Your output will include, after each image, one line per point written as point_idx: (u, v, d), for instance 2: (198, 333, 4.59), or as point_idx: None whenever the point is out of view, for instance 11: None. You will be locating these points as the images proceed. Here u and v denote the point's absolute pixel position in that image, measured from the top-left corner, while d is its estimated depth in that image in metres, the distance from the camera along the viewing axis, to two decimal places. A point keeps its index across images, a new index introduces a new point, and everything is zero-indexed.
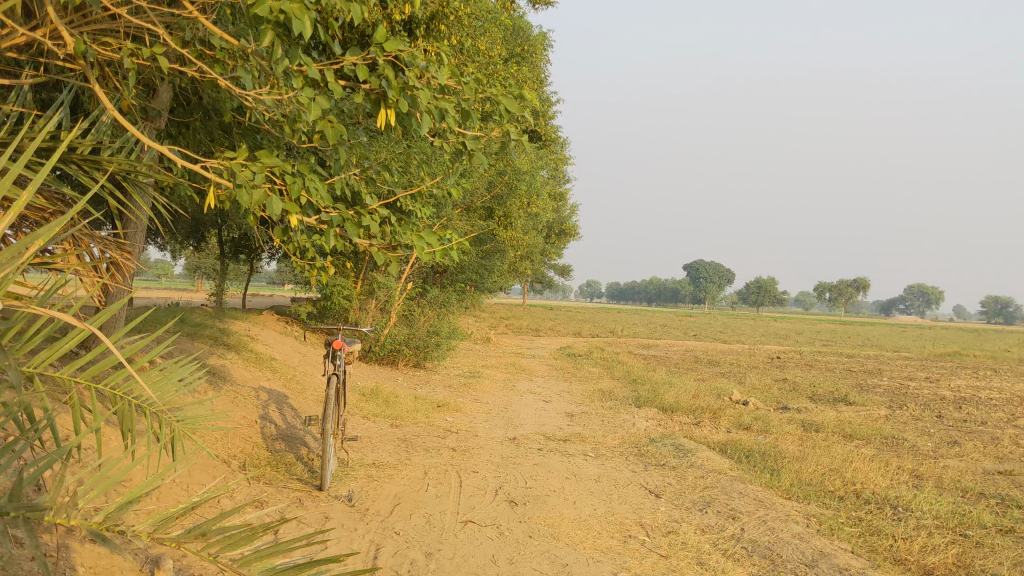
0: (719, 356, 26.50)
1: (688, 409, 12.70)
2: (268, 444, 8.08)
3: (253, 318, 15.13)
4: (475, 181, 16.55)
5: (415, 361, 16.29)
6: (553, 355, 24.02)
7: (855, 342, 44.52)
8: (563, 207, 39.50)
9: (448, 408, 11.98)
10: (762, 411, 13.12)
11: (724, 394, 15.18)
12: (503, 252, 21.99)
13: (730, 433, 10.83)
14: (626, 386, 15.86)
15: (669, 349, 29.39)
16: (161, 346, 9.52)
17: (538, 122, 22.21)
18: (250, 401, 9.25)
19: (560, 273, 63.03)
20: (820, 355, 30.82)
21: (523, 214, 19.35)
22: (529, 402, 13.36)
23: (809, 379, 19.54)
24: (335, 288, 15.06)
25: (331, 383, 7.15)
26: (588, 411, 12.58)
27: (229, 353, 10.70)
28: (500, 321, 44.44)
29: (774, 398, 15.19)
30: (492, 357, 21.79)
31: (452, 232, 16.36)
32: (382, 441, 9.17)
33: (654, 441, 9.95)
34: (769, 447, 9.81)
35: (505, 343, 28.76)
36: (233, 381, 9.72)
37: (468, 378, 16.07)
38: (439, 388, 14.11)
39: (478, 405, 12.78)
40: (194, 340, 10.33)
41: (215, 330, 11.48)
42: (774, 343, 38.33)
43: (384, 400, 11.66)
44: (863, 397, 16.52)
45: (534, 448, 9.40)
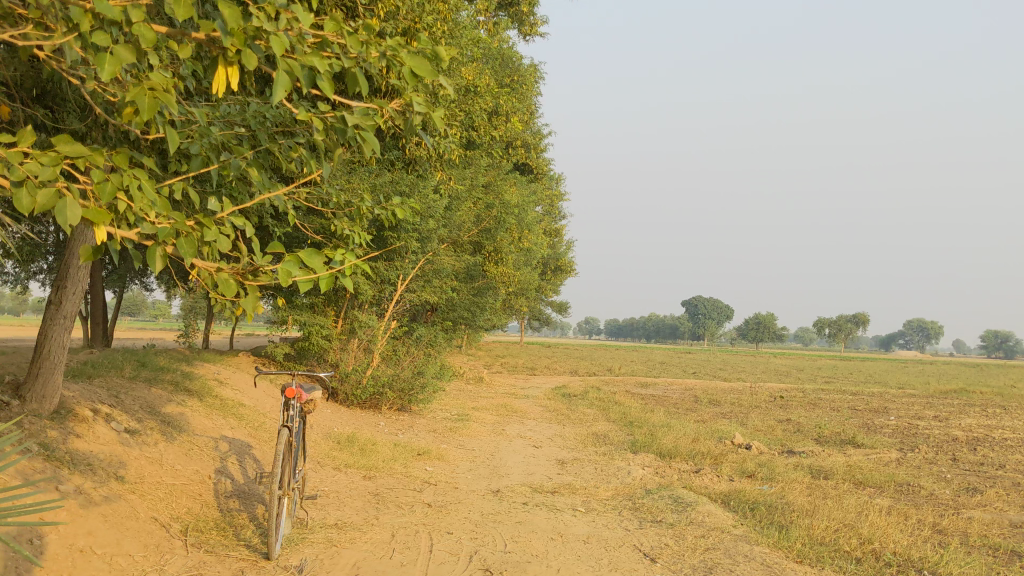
0: (719, 395, 25.75)
1: (687, 455, 11.90)
2: (220, 503, 7.32)
3: (227, 360, 14.37)
4: (460, 215, 15.79)
5: (399, 403, 15.49)
6: (548, 395, 23.28)
7: (858, 379, 43.70)
8: (558, 243, 38.86)
9: (429, 455, 11.18)
10: (766, 456, 12.32)
11: (725, 436, 14.37)
12: (494, 288, 21.29)
13: (732, 482, 10.03)
14: (622, 429, 15.07)
15: (668, 388, 28.69)
16: (110, 394, 8.78)
17: (529, 155, 21.60)
18: (207, 453, 8.50)
19: (559, 312, 62.56)
20: (824, 392, 30.06)
21: (514, 249, 18.67)
22: (518, 448, 12.55)
23: (813, 419, 18.76)
24: (313, 328, 14.24)
25: (281, 437, 6.26)
26: (580, 458, 11.77)
27: (191, 400, 9.91)
28: (497, 360, 43.78)
29: (778, 441, 14.39)
30: (485, 398, 20.99)
31: (436, 269, 15.58)
32: (351, 497, 8.35)
33: (650, 492, 9.15)
34: (775, 499, 9.00)
35: (501, 382, 28.03)
36: (191, 431, 8.92)
37: (456, 421, 15.29)
38: (423, 433, 13.29)
39: (462, 451, 11.96)
40: (151, 387, 9.56)
41: (178, 374, 10.70)
42: (776, 381, 37.59)
43: (359, 448, 10.85)
44: (870, 438, 15.71)
45: (518, 501, 8.59)
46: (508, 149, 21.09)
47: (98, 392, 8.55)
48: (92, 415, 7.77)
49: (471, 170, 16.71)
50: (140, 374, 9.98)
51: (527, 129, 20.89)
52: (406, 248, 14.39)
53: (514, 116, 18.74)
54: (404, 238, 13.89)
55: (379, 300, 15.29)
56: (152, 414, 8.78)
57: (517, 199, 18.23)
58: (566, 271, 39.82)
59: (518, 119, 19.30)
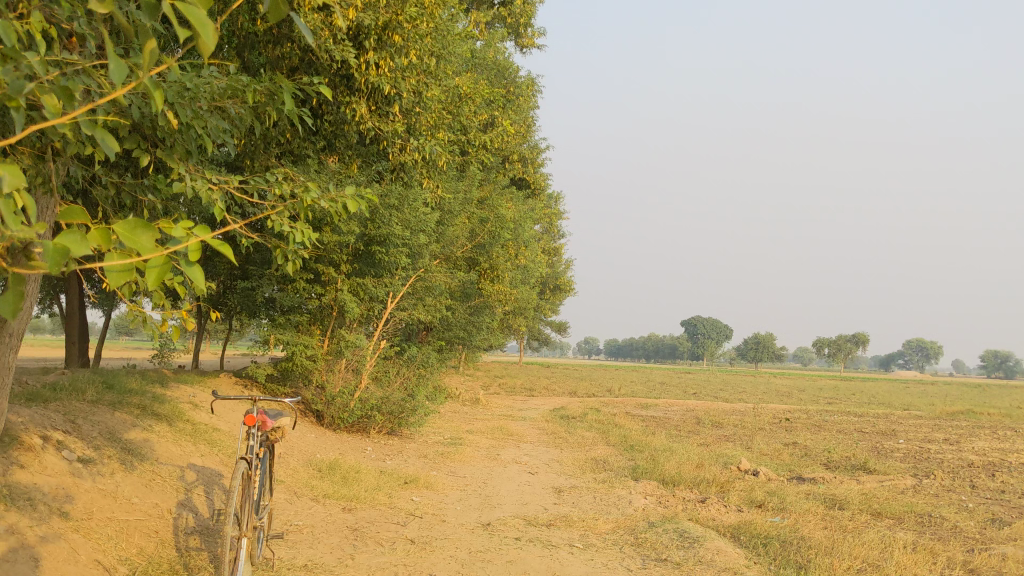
0: (723, 416, 25.04)
1: (692, 482, 11.20)
2: (179, 542, 6.62)
3: (206, 382, 13.67)
4: (452, 230, 15.10)
5: (388, 427, 14.74)
6: (545, 417, 22.54)
7: (863, 399, 42.88)
8: (556, 262, 38.12)
9: (417, 484, 10.45)
10: (776, 483, 11.60)
11: (732, 462, 13.64)
12: (491, 307, 20.60)
13: (742, 513, 9.33)
14: (622, 454, 14.34)
15: (669, 409, 27.99)
16: (67, 419, 8.09)
17: (527, 169, 20.95)
18: (171, 484, 7.81)
19: (557, 331, 61.93)
20: (828, 414, 29.37)
21: (510, 266, 17.99)
22: (513, 475, 11.82)
23: (822, 443, 18.04)
24: (297, 346, 13.47)
25: (237, 471, 5.53)
26: (578, 486, 11.05)
27: (158, 426, 9.20)
28: (495, 380, 43.03)
29: (787, 467, 13.65)
30: (480, 420, 20.23)
31: (428, 286, 14.85)
32: (327, 532, 7.63)
33: (654, 525, 8.42)
34: (789, 533, 8.31)
35: (497, 403, 27.29)
36: (154, 459, 8.21)
37: (449, 446, 14.56)
38: (412, 459, 12.57)
39: (453, 479, 11.22)
40: (114, 412, 8.86)
41: (147, 398, 9.99)
42: (780, 402, 36.81)
43: (342, 477, 10.11)
44: (883, 463, 15.00)
45: (510, 537, 7.87)
46: (504, 163, 20.44)
47: (52, 418, 7.86)
48: (42, 443, 7.08)
49: (465, 184, 16.07)
50: (104, 397, 9.29)
51: (524, 143, 20.24)
52: (396, 264, 13.70)
53: (510, 129, 18.12)
54: (392, 253, 13.23)
55: (367, 318, 14.57)
56: (111, 441, 8.08)
57: (513, 213, 17.53)
58: (565, 290, 39.05)
59: (514, 132, 18.67)
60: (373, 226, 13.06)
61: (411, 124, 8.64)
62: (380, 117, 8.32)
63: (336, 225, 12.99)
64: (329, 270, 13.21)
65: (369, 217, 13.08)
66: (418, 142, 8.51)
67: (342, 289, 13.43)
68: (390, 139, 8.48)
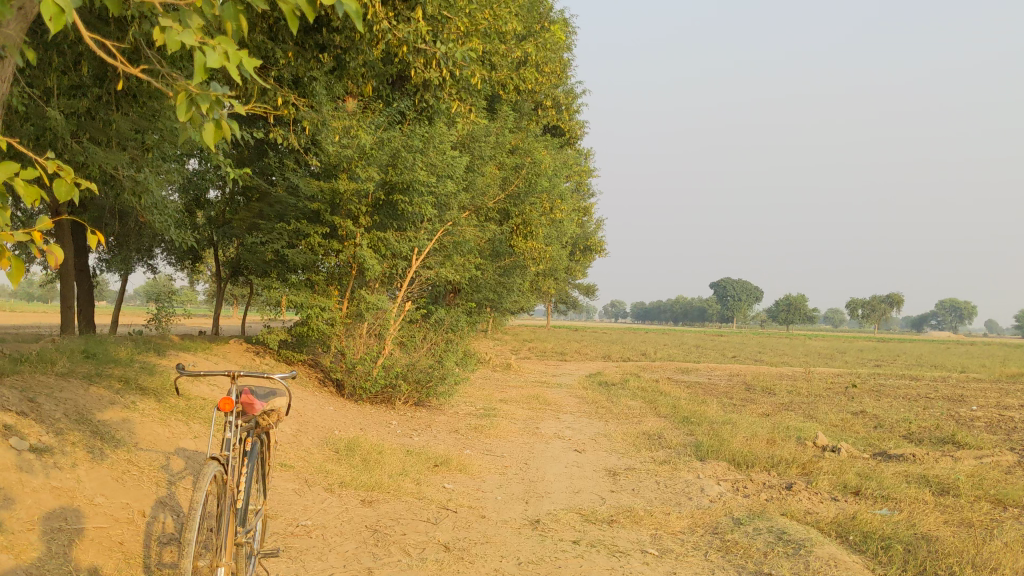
0: (772, 381, 23.41)
1: (768, 464, 9.63)
2: (149, 557, 5.17)
3: (211, 349, 12.24)
4: (483, 176, 13.45)
5: (415, 398, 13.23)
6: (582, 384, 20.97)
7: (911, 362, 40.84)
8: (587, 221, 36.32)
9: (449, 466, 8.97)
10: (865, 464, 9.99)
11: (804, 436, 12.01)
12: (523, 266, 19.01)
13: (841, 506, 7.76)
14: (677, 427, 12.77)
15: (712, 375, 26.35)
16: (26, 395, 6.64)
17: (561, 116, 19.20)
18: (152, 476, 6.35)
19: (585, 294, 60.39)
20: (882, 378, 27.59)
21: (546, 221, 16.35)
22: (559, 454, 10.29)
23: (892, 412, 16.35)
24: (312, 309, 11.97)
25: (206, 477, 4.01)
26: (636, 469, 9.50)
27: (144, 402, 7.76)
28: (525, 345, 41.40)
29: (866, 442, 12.03)
30: (513, 388, 18.72)
31: (459, 238, 13.26)
32: (343, 537, 6.13)
33: (741, 523, 6.88)
34: (909, 532, 6.75)
35: (530, 369, 25.72)
36: (133, 445, 6.74)
37: (483, 418, 13.06)
38: (444, 435, 11.07)
39: (490, 459, 9.71)
40: (88, 387, 7.40)
41: (134, 370, 8.55)
42: (827, 365, 34.97)
43: (363, 460, 8.62)
44: (972, 435, 13.32)
45: (567, 540, 6.37)
46: (536, 108, 18.69)
47: (6, 396, 6.40)
48: None
49: (496, 129, 14.42)
50: (79, 369, 7.84)
51: (558, 85, 18.45)
52: (422, 215, 12.13)
53: (544, 69, 16.36)
54: (417, 203, 11.67)
55: (390, 277, 13.00)
56: (78, 422, 6.60)
57: (548, 160, 15.81)
58: (596, 250, 37.18)
59: (548, 73, 16.94)
60: (395, 171, 11.55)
61: (436, 29, 7.10)
62: (399, 20, 6.77)
63: (353, 171, 11.47)
64: (347, 223, 11.69)
65: (391, 162, 11.58)
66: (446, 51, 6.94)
67: (362, 244, 11.82)
68: (410, 48, 6.89)
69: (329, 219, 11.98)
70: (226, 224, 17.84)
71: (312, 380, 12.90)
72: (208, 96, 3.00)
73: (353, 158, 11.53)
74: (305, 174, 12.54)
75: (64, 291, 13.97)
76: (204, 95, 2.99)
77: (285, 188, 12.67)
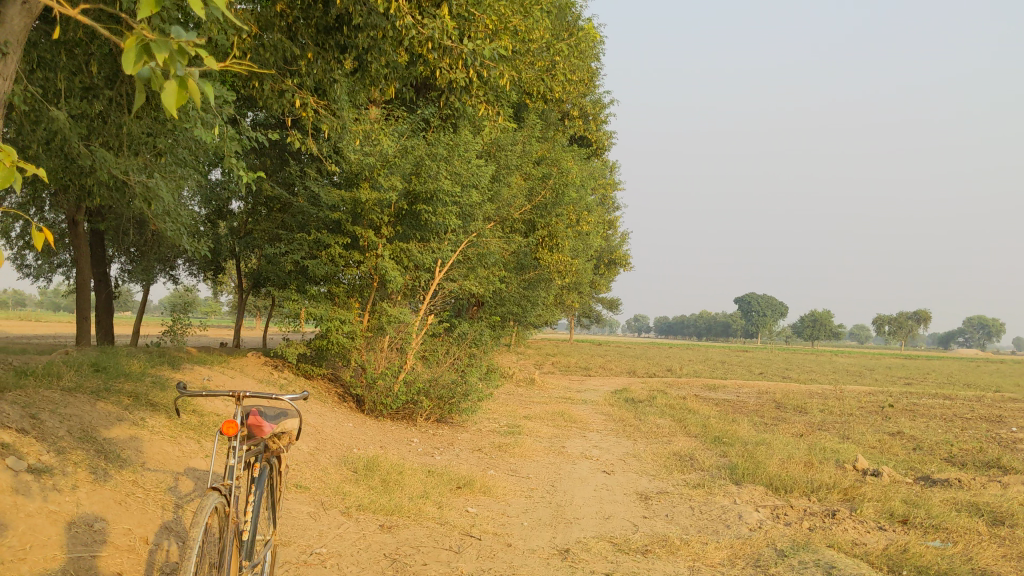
0: (802, 399, 22.87)
1: (808, 489, 9.16)
2: None
3: (229, 362, 11.93)
4: (508, 185, 13.09)
5: (437, 414, 12.85)
6: (608, 400, 20.53)
7: (943, 380, 40.02)
8: (613, 235, 35.88)
9: (472, 487, 8.56)
10: (909, 490, 9.49)
11: (843, 458, 11.50)
12: (548, 279, 18.62)
13: (890, 537, 7.29)
14: (708, 447, 12.30)
15: (740, 392, 25.81)
16: (27, 411, 6.31)
17: (588, 126, 18.83)
18: (158, 499, 5.97)
19: (609, 308, 59.96)
20: (916, 396, 26.94)
21: (573, 233, 15.94)
22: (587, 476, 9.84)
23: (930, 433, 15.80)
24: (332, 322, 11.62)
25: (207, 509, 3.62)
26: (669, 492, 9.04)
27: (154, 419, 7.41)
28: (548, 359, 40.98)
29: (907, 466, 11.50)
30: (538, 404, 18.28)
31: (483, 250, 12.89)
32: (359, 567, 5.72)
33: (785, 555, 6.42)
34: (969, 567, 6.27)
35: (554, 384, 25.30)
36: (140, 465, 6.37)
37: (508, 436, 12.67)
38: (467, 454, 10.67)
39: (515, 480, 9.30)
40: (95, 403, 7.06)
41: (145, 384, 8.21)
42: (857, 383, 34.27)
43: (383, 481, 8.22)
44: (1017, 458, 12.77)
45: (600, 572, 5.94)
46: (563, 118, 18.33)
47: (6, 411, 6.06)
48: None
49: (523, 139, 14.05)
50: (87, 383, 7.50)
51: (585, 95, 18.09)
52: (446, 226, 11.76)
53: (572, 77, 16.00)
54: (441, 213, 11.30)
55: (412, 290, 12.64)
56: (82, 440, 6.24)
57: (576, 170, 15.42)
58: (621, 264, 36.70)
59: (576, 82, 16.58)
60: (418, 180, 11.20)
61: (464, 23, 6.70)
62: (424, 12, 6.36)
63: (375, 179, 11.14)
64: (368, 233, 11.34)
65: (414, 171, 11.24)
66: (474, 47, 6.54)
67: (384, 255, 11.47)
68: (434, 46, 6.53)
69: (351, 230, 11.64)
70: (248, 236, 17.57)
71: (332, 395, 12.54)
72: (167, 43, 2.01)
73: (375, 166, 11.21)
74: (327, 182, 12.22)
75: (82, 301, 13.72)
76: (162, 42, 2.02)
77: (305, 197, 12.35)
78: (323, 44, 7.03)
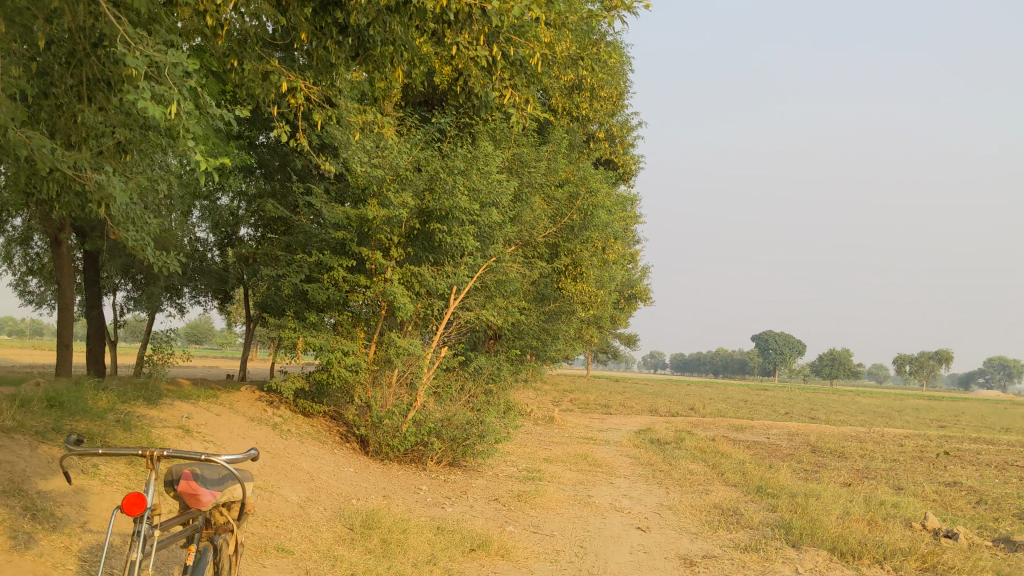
0: (838, 443, 21.41)
1: (881, 555, 7.84)
2: None
3: (219, 398, 10.73)
4: (531, 204, 11.90)
5: (450, 458, 11.58)
6: (633, 442, 19.17)
7: (978, 423, 38.35)
8: (635, 268, 34.61)
9: (488, 550, 7.29)
10: (996, 558, 8.15)
11: (907, 514, 10.15)
12: (570, 311, 17.36)
13: None
14: (752, 499, 10.97)
15: (770, 433, 24.38)
16: None
17: (614, 149, 17.65)
18: (95, 570, 4.76)
19: (626, 343, 58.73)
20: (958, 441, 25.40)
21: (599, 262, 14.72)
22: (620, 535, 8.54)
23: (989, 483, 14.37)
24: (333, 354, 10.42)
25: None
26: (717, 557, 7.75)
27: (111, 467, 6.21)
28: (567, 396, 39.59)
29: (980, 524, 10.14)
30: (558, 446, 16.97)
31: (505, 277, 11.70)
32: None
33: None
34: None
35: (575, 423, 23.93)
36: (80, 526, 5.18)
37: (528, 484, 11.38)
38: (482, 506, 9.40)
39: (539, 539, 8.02)
40: (36, 448, 5.86)
41: (108, 426, 7.01)
42: (891, 425, 32.70)
43: (383, 543, 6.96)
44: None
45: None
46: (588, 140, 17.18)
47: None
48: None
49: (546, 156, 12.90)
50: (32, 422, 6.32)
51: (612, 115, 16.93)
52: (463, 248, 10.62)
53: (599, 93, 14.84)
54: (457, 233, 10.15)
55: (425, 320, 11.45)
56: (8, 496, 5.04)
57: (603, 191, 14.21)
58: (641, 298, 35.35)
59: (604, 100, 15.42)
60: (432, 197, 10.11)
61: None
62: None
63: (384, 195, 10.02)
64: (376, 254, 10.20)
65: (428, 187, 10.18)
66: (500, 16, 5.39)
67: (392, 280, 10.31)
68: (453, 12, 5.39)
69: (357, 251, 10.50)
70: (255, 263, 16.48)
71: (333, 436, 11.30)
72: None
73: (385, 179, 10.13)
74: (332, 200, 11.09)
75: (64, 328, 12.58)
76: None
77: (308, 216, 11.24)
78: (320, 23, 5.94)
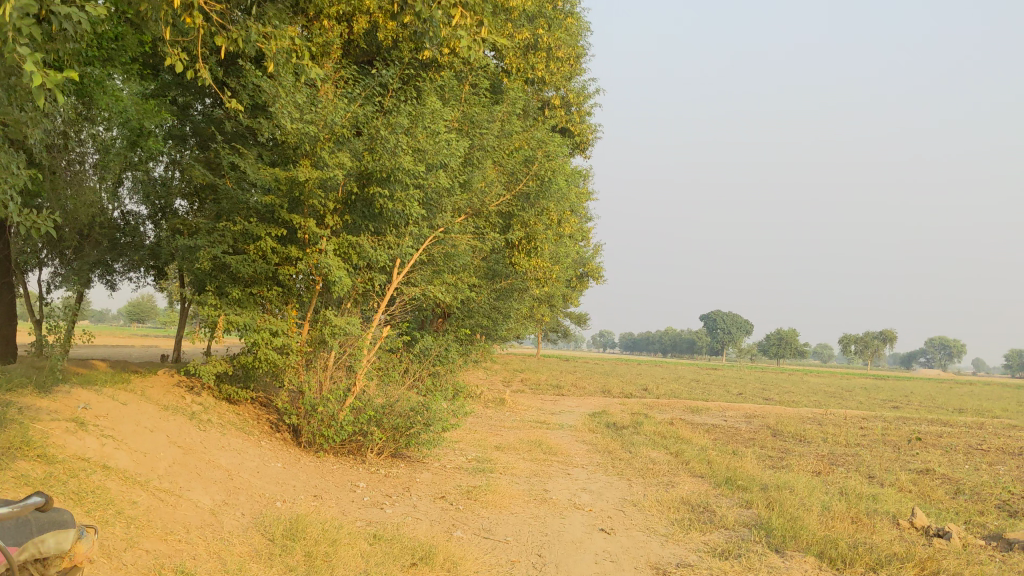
0: (799, 426, 20.75)
1: (876, 563, 6.96)
2: None
3: (131, 383, 9.54)
4: (480, 168, 10.87)
5: (392, 449, 10.49)
6: (588, 426, 18.25)
7: (926, 403, 38.35)
8: (588, 246, 33.71)
9: (432, 563, 6.24)
10: (999, 563, 7.32)
11: (891, 509, 9.34)
12: (523, 288, 16.34)
13: None
14: (722, 493, 10.09)
15: (727, 415, 23.70)
16: None
17: (569, 117, 16.62)
18: None
19: (578, 323, 58.09)
20: (915, 422, 24.98)
21: (554, 236, 13.68)
22: (581, 539, 7.55)
23: (960, 470, 13.72)
24: (260, 334, 9.30)
25: None
26: (693, 566, 6.81)
27: None
28: (517, 376, 38.76)
29: (967, 520, 9.37)
30: (509, 431, 15.99)
31: (456, 250, 10.63)
32: None
33: None
34: None
35: (526, 406, 22.99)
36: None
37: (477, 476, 10.35)
38: (426, 505, 8.35)
39: (491, 547, 7.01)
40: None
41: None
42: (845, 405, 32.36)
43: (307, 559, 5.89)
44: None
45: None
46: (542, 107, 16.12)
47: None
48: None
49: (499, 118, 11.82)
50: None
51: (568, 80, 15.88)
52: (406, 217, 9.55)
53: (555, 53, 13.79)
54: (400, 198, 9.09)
55: (363, 297, 10.38)
56: None
57: (559, 158, 13.17)
58: (594, 277, 34.43)
59: (561, 62, 14.36)
60: (372, 157, 8.99)
61: None
62: None
63: (318, 155, 8.91)
64: (309, 221, 9.04)
65: (369, 148, 9.09)
66: None
67: (328, 251, 9.15)
68: None
69: (288, 219, 9.36)
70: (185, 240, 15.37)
71: (261, 426, 10.17)
72: None
73: (319, 138, 8.97)
74: (261, 164, 9.95)
75: None
76: None
77: (233, 180, 10.06)
78: None
